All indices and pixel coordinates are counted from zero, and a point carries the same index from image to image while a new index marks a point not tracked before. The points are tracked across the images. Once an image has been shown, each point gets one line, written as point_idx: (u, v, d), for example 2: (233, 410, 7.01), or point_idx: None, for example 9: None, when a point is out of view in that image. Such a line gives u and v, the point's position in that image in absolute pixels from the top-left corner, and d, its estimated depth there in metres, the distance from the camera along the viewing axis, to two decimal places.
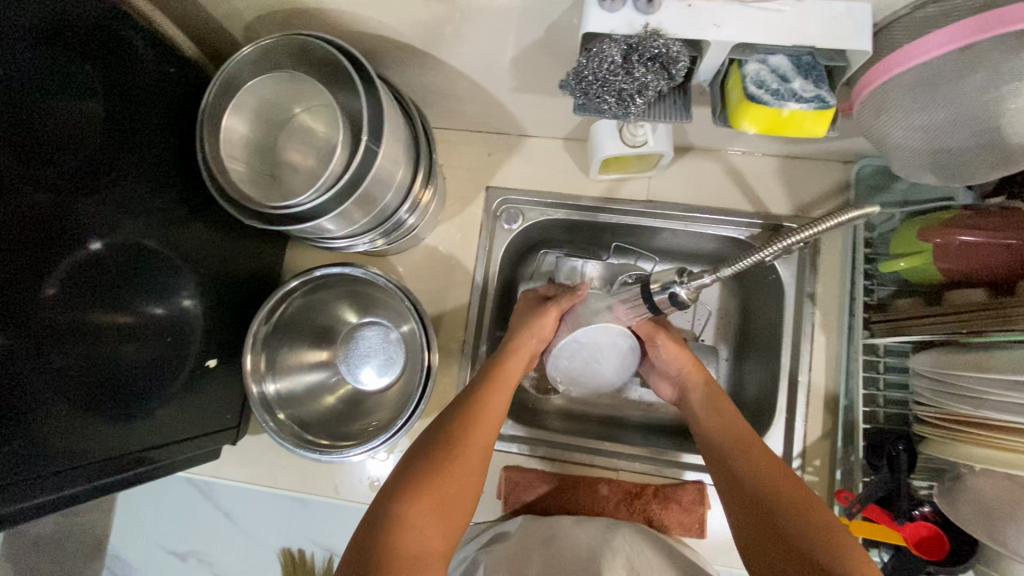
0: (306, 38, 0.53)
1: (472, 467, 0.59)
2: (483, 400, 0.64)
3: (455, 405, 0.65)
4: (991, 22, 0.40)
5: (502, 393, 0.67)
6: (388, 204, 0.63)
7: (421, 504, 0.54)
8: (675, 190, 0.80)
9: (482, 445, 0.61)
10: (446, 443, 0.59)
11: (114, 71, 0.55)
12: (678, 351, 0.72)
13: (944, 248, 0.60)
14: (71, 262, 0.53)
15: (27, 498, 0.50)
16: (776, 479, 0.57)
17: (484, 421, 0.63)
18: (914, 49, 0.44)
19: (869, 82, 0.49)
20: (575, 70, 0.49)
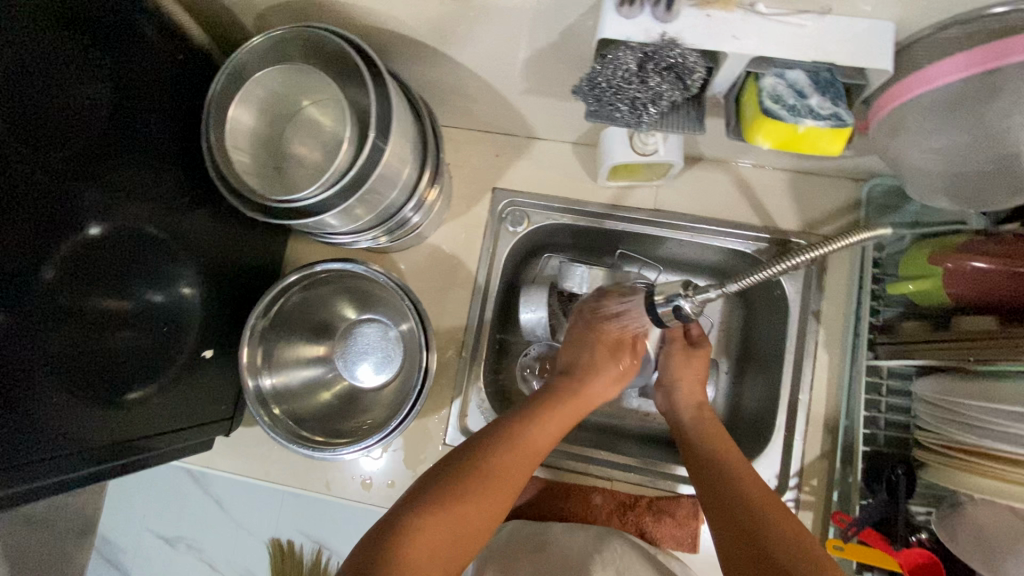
0: (317, 31, 0.53)
1: (503, 496, 0.57)
2: (527, 429, 0.62)
3: (496, 426, 0.62)
4: (1006, 49, 0.40)
5: (552, 425, 0.64)
6: (393, 202, 0.63)
7: (439, 519, 0.52)
8: (684, 200, 0.79)
9: (517, 475, 0.58)
10: (482, 465, 0.57)
11: (121, 55, 0.54)
12: (686, 363, 0.73)
13: (954, 273, 0.59)
14: (70, 246, 0.53)
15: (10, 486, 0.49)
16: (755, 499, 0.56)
17: (525, 452, 0.60)
18: (928, 74, 0.44)
19: (885, 103, 0.48)
20: (588, 76, 0.48)
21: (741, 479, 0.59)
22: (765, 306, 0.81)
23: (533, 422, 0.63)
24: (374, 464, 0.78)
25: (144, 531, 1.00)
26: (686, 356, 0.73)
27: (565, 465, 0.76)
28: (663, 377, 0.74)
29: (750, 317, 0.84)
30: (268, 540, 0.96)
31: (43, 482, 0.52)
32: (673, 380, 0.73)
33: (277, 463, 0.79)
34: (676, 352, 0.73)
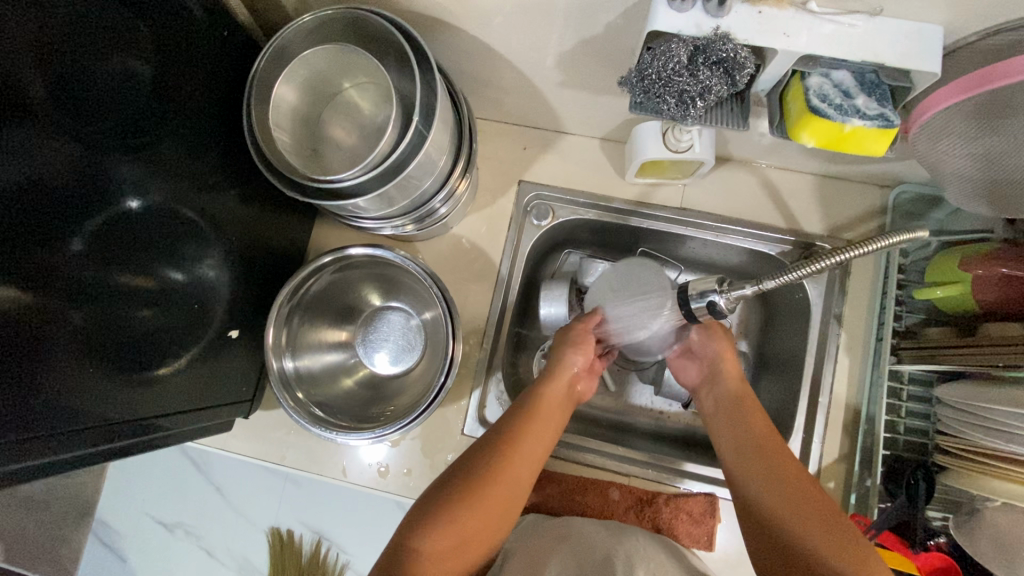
0: (364, 13, 0.53)
1: (499, 506, 0.57)
2: (520, 436, 0.61)
3: (490, 437, 0.61)
4: (997, 73, 0.42)
5: (543, 427, 0.63)
6: (426, 190, 0.62)
7: (441, 541, 0.53)
8: (710, 200, 0.79)
9: (515, 483, 0.59)
10: (479, 481, 0.57)
11: (169, 27, 0.53)
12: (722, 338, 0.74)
13: (983, 280, 0.59)
14: (101, 220, 0.53)
15: (30, 458, 0.47)
16: (771, 478, 0.59)
17: (518, 461, 0.60)
18: (931, 102, 0.47)
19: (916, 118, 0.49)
20: (638, 67, 0.48)
21: (769, 471, 0.59)
22: (785, 309, 0.82)
23: (526, 428, 0.62)
24: (391, 452, 0.78)
25: (146, 514, 1.00)
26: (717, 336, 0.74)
27: (583, 459, 0.76)
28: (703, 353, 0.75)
29: (769, 320, 0.85)
30: (268, 529, 0.97)
31: (64, 455, 0.50)
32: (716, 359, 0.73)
33: (291, 448, 0.79)
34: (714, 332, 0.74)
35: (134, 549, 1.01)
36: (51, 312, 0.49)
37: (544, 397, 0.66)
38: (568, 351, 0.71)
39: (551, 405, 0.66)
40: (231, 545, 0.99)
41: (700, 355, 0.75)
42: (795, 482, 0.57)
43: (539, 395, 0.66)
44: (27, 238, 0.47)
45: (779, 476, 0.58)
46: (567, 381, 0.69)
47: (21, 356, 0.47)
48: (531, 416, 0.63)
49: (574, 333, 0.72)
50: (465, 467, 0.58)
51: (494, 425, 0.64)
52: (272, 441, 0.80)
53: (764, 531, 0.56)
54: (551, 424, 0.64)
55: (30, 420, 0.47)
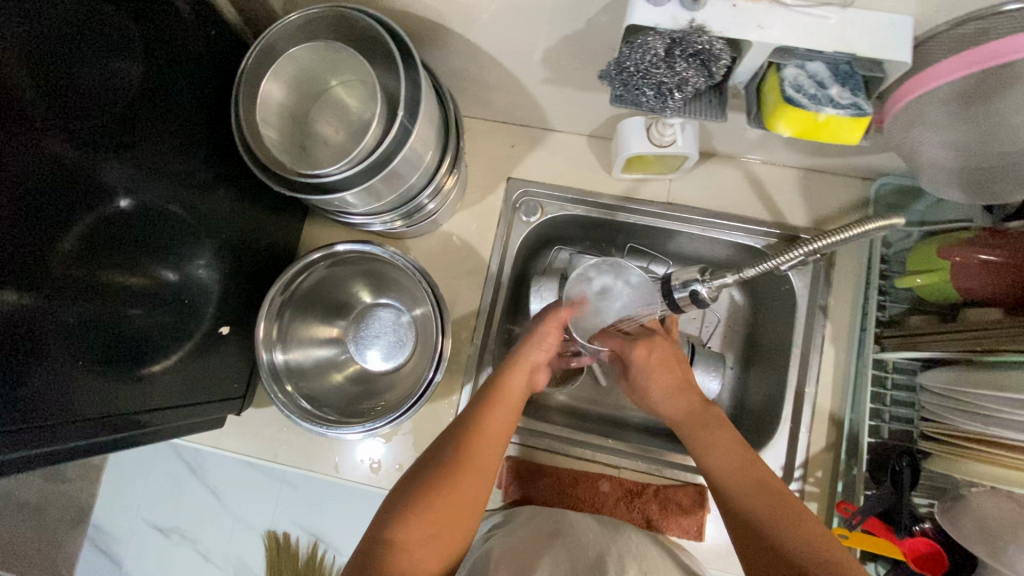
0: (350, 11, 0.54)
1: (470, 491, 0.56)
2: (481, 423, 0.61)
3: (455, 428, 0.62)
4: (993, 52, 0.41)
5: (503, 411, 0.63)
6: (413, 185, 0.63)
7: (411, 530, 0.52)
8: (696, 194, 0.80)
9: (482, 468, 0.58)
10: (443, 468, 0.56)
11: (155, 28, 0.54)
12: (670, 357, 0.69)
13: (962, 266, 0.60)
14: (93, 219, 0.53)
15: (15, 448, 0.47)
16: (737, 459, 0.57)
17: (483, 445, 0.59)
18: (922, 78, 0.46)
19: (898, 98, 0.48)
20: (616, 60, 0.50)
21: (729, 456, 0.58)
22: (772, 301, 0.83)
23: (486, 415, 0.62)
24: (384, 448, 0.78)
25: (140, 518, 1.01)
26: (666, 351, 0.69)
27: (573, 453, 0.77)
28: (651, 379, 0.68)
29: (757, 312, 0.86)
30: (264, 532, 0.97)
31: (51, 447, 0.51)
32: (646, 367, 0.68)
33: (284, 445, 0.80)
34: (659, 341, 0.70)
35: (127, 554, 1.01)
36: (40, 309, 0.49)
37: (504, 382, 0.65)
38: (530, 346, 0.69)
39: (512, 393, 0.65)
40: (226, 547, 0.99)
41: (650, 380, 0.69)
42: (755, 470, 0.56)
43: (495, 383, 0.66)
44: (20, 239, 0.47)
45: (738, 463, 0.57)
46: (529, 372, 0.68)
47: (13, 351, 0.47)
48: (491, 403, 0.63)
49: (542, 330, 0.70)
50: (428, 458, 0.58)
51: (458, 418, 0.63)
52: (264, 439, 0.80)
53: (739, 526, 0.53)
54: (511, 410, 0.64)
55: (18, 412, 0.47)
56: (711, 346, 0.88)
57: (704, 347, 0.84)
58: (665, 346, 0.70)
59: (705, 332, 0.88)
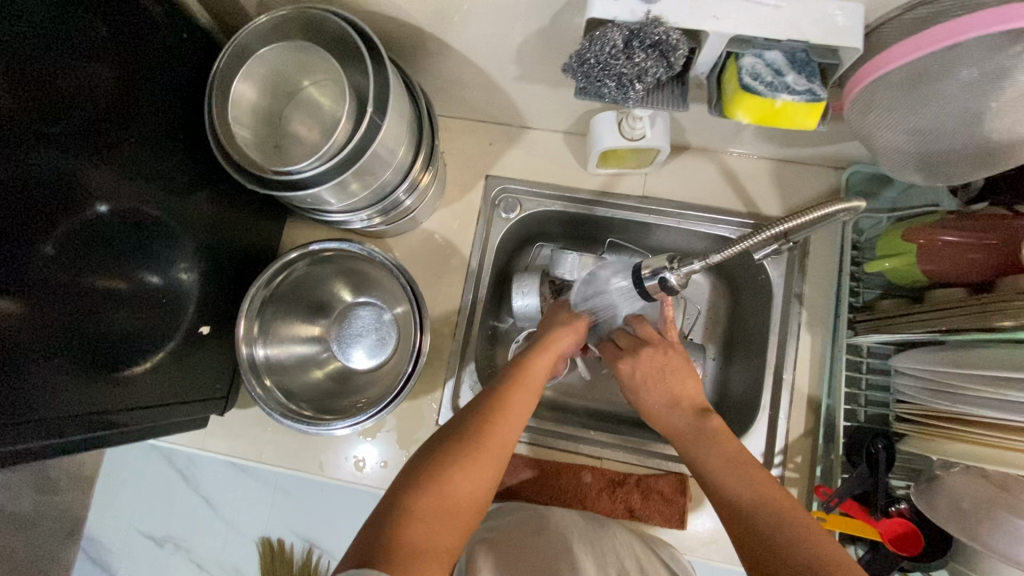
0: (320, 12, 0.55)
1: (491, 466, 0.54)
2: (505, 402, 0.60)
3: (475, 405, 0.60)
4: (958, 30, 0.42)
5: (526, 393, 0.62)
6: (387, 181, 0.64)
7: (430, 501, 0.49)
8: (672, 187, 0.81)
9: (504, 445, 0.57)
10: (469, 442, 0.55)
11: (129, 34, 0.55)
12: (665, 368, 0.67)
13: (926, 249, 0.62)
14: (74, 222, 0.54)
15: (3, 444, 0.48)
16: (718, 449, 0.58)
17: (507, 424, 0.58)
18: (889, 55, 0.46)
19: (859, 79, 0.49)
20: (577, 53, 0.51)
21: (724, 461, 0.56)
22: (750, 291, 0.84)
23: (510, 394, 0.61)
24: (369, 445, 0.79)
25: (133, 527, 1.01)
26: (661, 362, 0.67)
27: (556, 445, 0.78)
28: (648, 394, 0.67)
29: (736, 303, 0.87)
30: (257, 538, 0.98)
31: (37, 443, 0.51)
32: (637, 384, 0.68)
33: (270, 445, 0.80)
34: (650, 353, 0.68)
35: (121, 563, 1.02)
36: (23, 308, 0.50)
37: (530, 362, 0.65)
38: (563, 331, 0.70)
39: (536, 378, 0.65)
40: (220, 556, 0.99)
41: (652, 391, 0.67)
42: (751, 472, 0.54)
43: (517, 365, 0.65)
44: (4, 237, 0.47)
45: (740, 469, 0.55)
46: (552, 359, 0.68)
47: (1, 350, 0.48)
48: (516, 381, 0.63)
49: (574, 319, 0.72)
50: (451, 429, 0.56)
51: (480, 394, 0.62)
52: (250, 441, 0.80)
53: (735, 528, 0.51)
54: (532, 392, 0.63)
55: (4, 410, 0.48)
56: (693, 337, 0.89)
57: (685, 338, 0.85)
58: (658, 357, 0.68)
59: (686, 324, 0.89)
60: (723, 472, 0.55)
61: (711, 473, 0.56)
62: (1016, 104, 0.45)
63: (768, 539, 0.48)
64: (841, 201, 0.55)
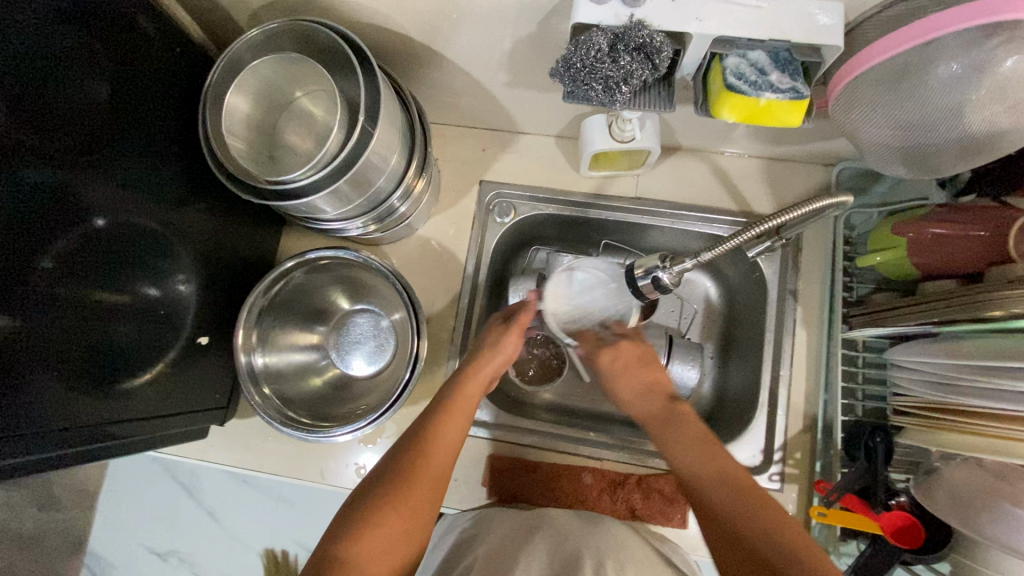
0: (310, 24, 0.57)
1: (424, 504, 0.55)
2: (436, 434, 0.59)
3: (406, 440, 0.59)
4: (930, 27, 0.42)
5: (457, 420, 0.61)
6: (381, 188, 0.65)
7: (367, 544, 0.50)
8: (664, 188, 0.82)
9: (438, 479, 0.57)
10: (400, 483, 0.55)
11: (123, 51, 0.56)
12: (641, 364, 0.67)
13: (916, 242, 0.62)
14: (73, 236, 0.54)
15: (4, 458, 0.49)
16: (694, 438, 0.57)
17: (437, 456, 0.58)
18: (868, 53, 0.46)
19: (840, 79, 0.50)
20: (564, 57, 0.51)
21: (692, 443, 0.57)
22: (745, 289, 0.84)
23: (441, 424, 0.60)
24: (369, 452, 0.79)
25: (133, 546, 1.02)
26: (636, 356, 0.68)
27: (556, 446, 0.78)
28: (621, 385, 0.67)
29: (732, 301, 0.87)
30: (262, 551, 1.02)
31: (37, 457, 0.52)
32: (615, 373, 0.68)
33: (270, 455, 0.80)
34: (626, 345, 0.69)
35: None
36: (20, 322, 0.50)
37: (462, 384, 0.64)
38: (492, 356, 0.67)
39: (467, 403, 0.64)
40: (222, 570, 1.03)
41: (627, 381, 0.67)
42: (713, 452, 0.55)
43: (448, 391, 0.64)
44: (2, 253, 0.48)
45: (700, 450, 0.56)
46: (486, 378, 0.67)
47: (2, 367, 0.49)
48: (446, 408, 0.62)
49: (502, 337, 0.69)
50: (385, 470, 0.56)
51: (410, 425, 0.61)
52: (249, 453, 0.80)
53: (707, 520, 0.52)
54: (463, 417, 0.62)
55: (6, 424, 0.49)
56: (691, 337, 0.89)
57: (682, 338, 0.85)
58: (632, 347, 0.69)
59: (683, 323, 0.89)
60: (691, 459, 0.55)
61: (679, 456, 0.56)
62: (996, 96, 0.46)
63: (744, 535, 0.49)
64: (822, 197, 0.58)
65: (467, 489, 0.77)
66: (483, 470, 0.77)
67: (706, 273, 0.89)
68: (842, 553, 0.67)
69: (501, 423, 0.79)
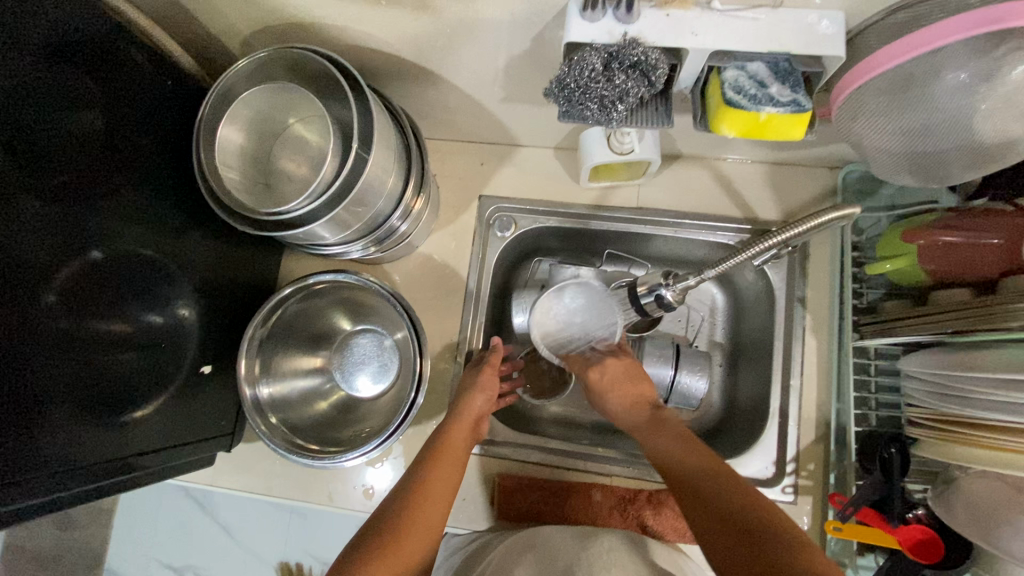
0: (300, 51, 0.56)
1: (415, 551, 0.55)
2: (428, 482, 0.61)
3: (399, 490, 0.61)
4: (930, 36, 0.41)
5: (449, 467, 0.63)
6: (379, 211, 0.64)
7: None
8: (665, 197, 0.81)
9: (430, 526, 0.58)
10: (392, 531, 0.55)
11: (115, 84, 0.56)
12: (627, 375, 0.69)
13: (927, 250, 0.61)
14: (73, 270, 0.54)
15: (7, 502, 0.49)
16: (679, 445, 0.57)
17: (427, 505, 0.59)
18: (870, 62, 0.45)
19: (844, 86, 0.48)
20: (557, 77, 0.50)
21: (673, 439, 0.58)
22: (752, 296, 0.83)
23: (433, 472, 0.62)
24: (377, 473, 0.79)
25: (155, 560, 1.08)
26: (629, 372, 0.69)
27: (564, 462, 0.77)
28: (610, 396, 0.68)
29: (738, 308, 0.86)
30: (278, 564, 1.06)
31: (44, 498, 0.52)
32: (603, 388, 0.68)
33: (279, 478, 0.80)
34: (620, 365, 0.70)
35: None
36: (21, 361, 0.50)
37: (450, 431, 0.67)
38: (471, 395, 0.71)
39: (457, 448, 0.66)
40: None
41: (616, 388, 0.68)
42: (696, 447, 0.56)
43: (438, 439, 0.66)
44: (6, 289, 0.48)
45: (683, 443, 0.57)
46: (472, 421, 0.70)
47: (5, 406, 0.48)
48: (437, 456, 0.64)
49: (479, 377, 0.73)
50: (377, 519, 0.57)
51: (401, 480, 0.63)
52: (257, 476, 0.81)
53: (692, 503, 0.51)
54: (456, 464, 0.65)
55: (8, 466, 0.49)
56: (698, 345, 0.88)
57: (689, 347, 0.84)
58: (621, 361, 0.70)
59: (691, 331, 0.88)
60: (684, 466, 0.54)
61: (668, 458, 0.56)
62: (1007, 102, 0.44)
63: (711, 498, 0.50)
64: (830, 209, 0.57)
65: (475, 507, 0.76)
66: (492, 489, 0.77)
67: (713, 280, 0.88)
68: (860, 566, 0.66)
69: (507, 440, 0.79)
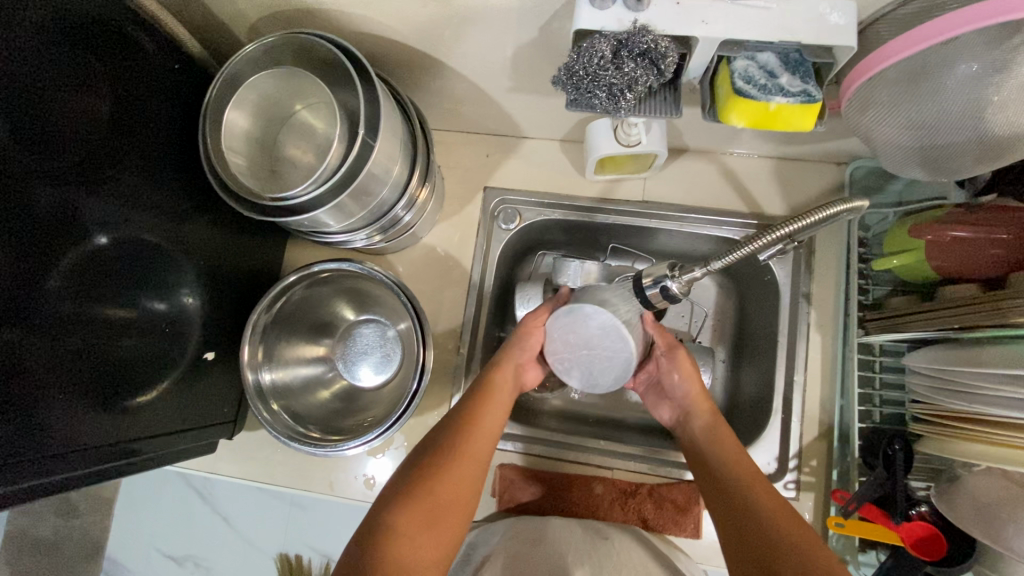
0: (307, 37, 0.56)
1: (465, 485, 0.57)
2: (476, 416, 0.62)
3: (445, 422, 0.63)
4: (947, 24, 0.40)
5: (495, 400, 0.64)
6: (384, 199, 0.64)
7: (409, 517, 0.53)
8: (671, 191, 0.80)
9: (476, 460, 0.59)
10: (446, 455, 0.58)
11: (123, 68, 0.56)
12: (685, 374, 0.68)
13: (935, 244, 0.61)
14: (77, 255, 0.54)
15: (11, 482, 0.49)
16: (723, 443, 0.61)
17: (476, 439, 0.60)
18: (883, 51, 0.44)
19: (858, 74, 0.46)
20: (566, 65, 0.50)
21: (721, 438, 0.62)
22: (757, 292, 0.82)
23: (481, 405, 0.63)
24: (377, 463, 0.79)
25: (154, 549, 1.08)
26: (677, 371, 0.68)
27: (565, 455, 0.77)
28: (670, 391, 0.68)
29: (742, 304, 0.86)
30: (277, 555, 1.04)
31: (43, 480, 0.52)
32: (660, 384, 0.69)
33: (280, 466, 0.80)
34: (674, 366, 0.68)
35: None
36: (24, 344, 0.50)
37: (497, 366, 0.67)
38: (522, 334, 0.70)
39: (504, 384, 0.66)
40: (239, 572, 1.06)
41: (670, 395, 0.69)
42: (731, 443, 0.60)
43: (484, 375, 0.67)
44: (13, 270, 0.49)
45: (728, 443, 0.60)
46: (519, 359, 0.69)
47: (10, 391, 0.49)
48: (485, 388, 0.65)
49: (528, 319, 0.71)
50: (427, 445, 0.60)
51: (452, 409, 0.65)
52: (259, 465, 0.81)
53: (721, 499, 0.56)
54: (503, 400, 0.65)
55: (13, 450, 0.49)
56: (702, 341, 0.88)
57: (692, 342, 0.84)
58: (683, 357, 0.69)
59: (694, 326, 0.88)
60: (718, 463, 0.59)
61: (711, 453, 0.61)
62: (1020, 94, 0.44)
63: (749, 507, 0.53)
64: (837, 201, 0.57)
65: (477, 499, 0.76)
66: (492, 480, 0.77)
67: (717, 275, 0.87)
68: (861, 563, 0.66)
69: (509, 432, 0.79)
